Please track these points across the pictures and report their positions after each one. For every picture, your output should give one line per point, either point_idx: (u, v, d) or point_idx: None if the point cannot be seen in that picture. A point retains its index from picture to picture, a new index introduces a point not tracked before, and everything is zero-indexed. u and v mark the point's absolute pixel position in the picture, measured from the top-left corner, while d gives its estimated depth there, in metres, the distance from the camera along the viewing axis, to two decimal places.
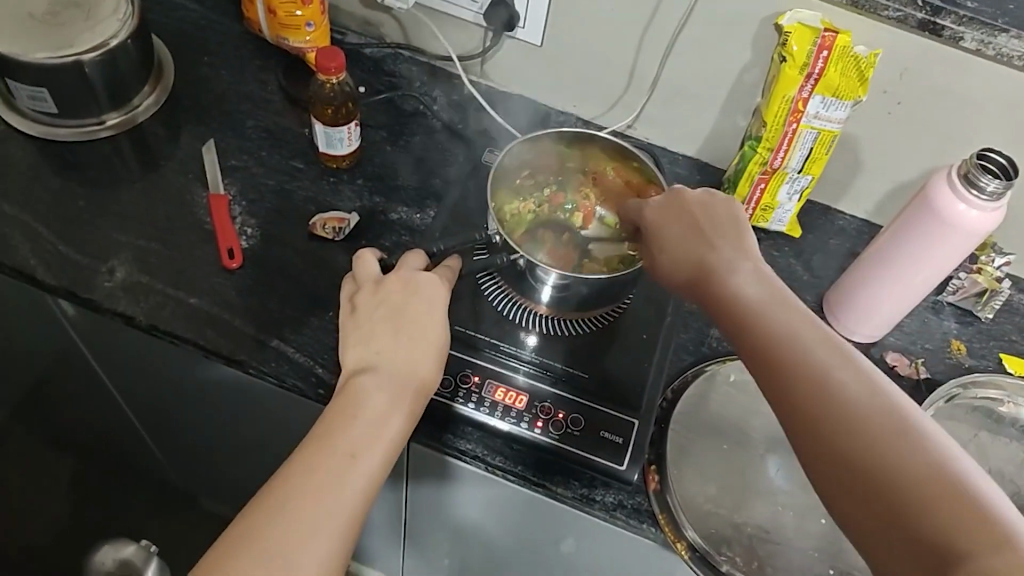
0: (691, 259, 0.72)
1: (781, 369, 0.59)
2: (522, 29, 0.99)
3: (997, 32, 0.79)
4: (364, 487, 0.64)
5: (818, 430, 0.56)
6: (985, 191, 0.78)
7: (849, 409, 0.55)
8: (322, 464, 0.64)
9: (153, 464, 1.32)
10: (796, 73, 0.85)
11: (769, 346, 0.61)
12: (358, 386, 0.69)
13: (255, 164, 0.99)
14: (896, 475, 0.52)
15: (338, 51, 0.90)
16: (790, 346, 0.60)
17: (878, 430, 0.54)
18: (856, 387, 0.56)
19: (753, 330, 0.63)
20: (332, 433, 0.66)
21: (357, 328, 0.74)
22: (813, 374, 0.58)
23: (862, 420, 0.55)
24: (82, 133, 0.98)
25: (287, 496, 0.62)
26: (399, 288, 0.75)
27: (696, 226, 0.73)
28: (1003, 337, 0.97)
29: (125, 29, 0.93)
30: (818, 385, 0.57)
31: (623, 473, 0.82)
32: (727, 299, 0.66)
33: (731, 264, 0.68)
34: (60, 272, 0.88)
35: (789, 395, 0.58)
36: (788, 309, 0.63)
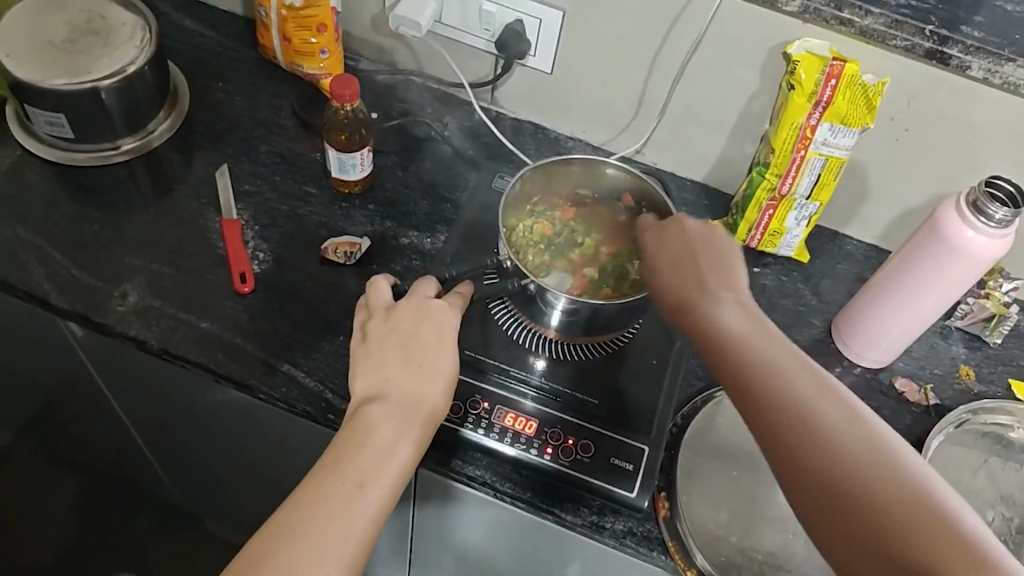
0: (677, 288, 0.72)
1: (772, 405, 0.61)
2: (533, 56, 1.00)
3: (1003, 62, 0.81)
4: (372, 515, 0.64)
5: (810, 467, 0.58)
6: (993, 219, 0.78)
7: (840, 447, 0.58)
8: (332, 492, 0.64)
9: (158, 488, 1.32)
10: (804, 100, 0.85)
11: (758, 381, 0.62)
12: (367, 414, 0.70)
13: (267, 189, 1.00)
14: (887, 514, 0.55)
15: (352, 79, 0.91)
16: (777, 382, 0.61)
17: (868, 469, 0.57)
18: (845, 427, 0.59)
19: (739, 363, 0.64)
20: (342, 461, 0.66)
21: (368, 355, 0.74)
22: (799, 408, 0.60)
23: (852, 459, 0.57)
24: (97, 158, 0.99)
25: (298, 525, 0.62)
26: (409, 314, 0.76)
27: (684, 256, 0.74)
28: (1012, 361, 0.97)
29: (143, 56, 0.94)
30: (804, 418, 0.59)
31: (634, 500, 0.82)
32: (710, 331, 0.67)
33: (718, 294, 0.69)
34: (74, 296, 0.89)
35: (779, 430, 0.60)
36: (774, 343, 0.64)
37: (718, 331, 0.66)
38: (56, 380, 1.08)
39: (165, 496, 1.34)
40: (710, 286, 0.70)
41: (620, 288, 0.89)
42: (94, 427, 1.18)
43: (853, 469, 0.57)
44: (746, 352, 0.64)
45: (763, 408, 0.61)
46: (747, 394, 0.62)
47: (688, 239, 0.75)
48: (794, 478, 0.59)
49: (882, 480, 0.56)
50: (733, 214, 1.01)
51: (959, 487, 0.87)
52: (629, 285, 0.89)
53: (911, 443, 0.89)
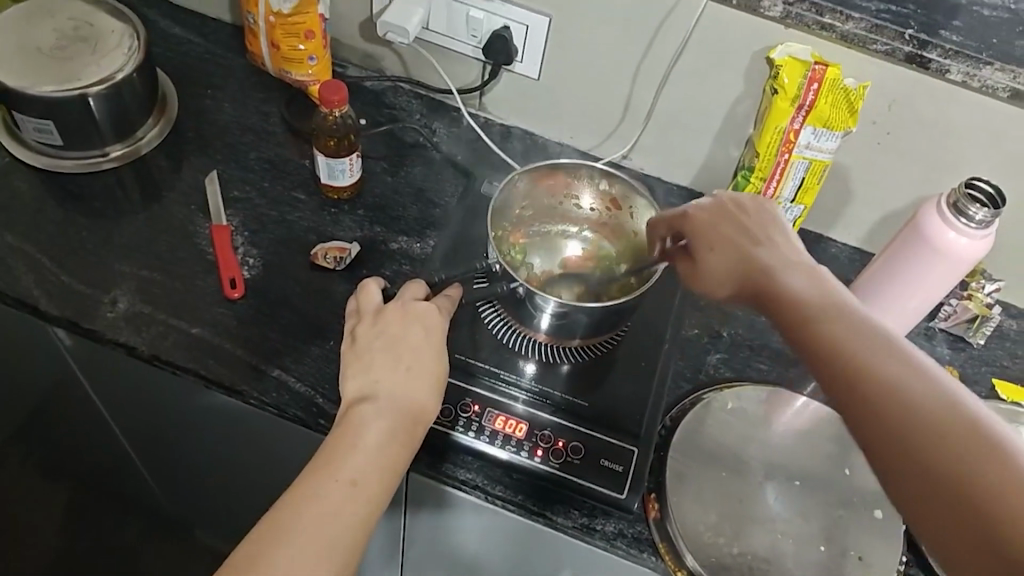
0: (732, 260, 0.69)
1: (832, 351, 0.57)
2: (520, 63, 1.01)
3: (981, 65, 0.82)
4: (361, 513, 0.65)
5: (875, 416, 0.53)
6: (974, 219, 0.79)
7: (906, 392, 0.53)
8: (323, 490, 0.65)
9: (148, 497, 1.32)
10: (788, 105, 0.87)
11: (819, 330, 0.58)
12: (356, 415, 0.70)
13: (257, 195, 1.00)
14: (963, 462, 0.50)
15: (340, 85, 0.91)
16: (845, 343, 0.57)
17: (941, 416, 0.52)
18: (912, 375, 0.54)
19: (802, 317, 0.60)
20: (332, 462, 0.67)
21: (357, 358, 0.75)
22: (870, 367, 0.55)
23: (922, 404, 0.52)
24: (86, 164, 1.00)
25: (288, 525, 0.63)
26: (398, 317, 0.76)
27: (744, 233, 0.70)
28: (995, 362, 0.99)
29: (131, 63, 0.95)
30: (875, 378, 0.54)
31: (623, 501, 0.83)
32: (779, 299, 0.63)
33: (782, 259, 0.66)
34: (63, 302, 0.89)
35: (850, 391, 0.55)
36: (840, 304, 0.60)
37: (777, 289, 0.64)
38: (45, 387, 1.08)
39: (155, 504, 1.34)
40: (768, 255, 0.67)
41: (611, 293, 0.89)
42: (84, 434, 1.17)
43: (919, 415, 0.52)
44: (811, 306, 0.61)
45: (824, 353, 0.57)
46: (810, 344, 0.59)
47: (750, 212, 0.72)
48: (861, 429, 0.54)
49: (957, 427, 0.51)
50: None
51: None
52: (620, 290, 0.89)
53: None
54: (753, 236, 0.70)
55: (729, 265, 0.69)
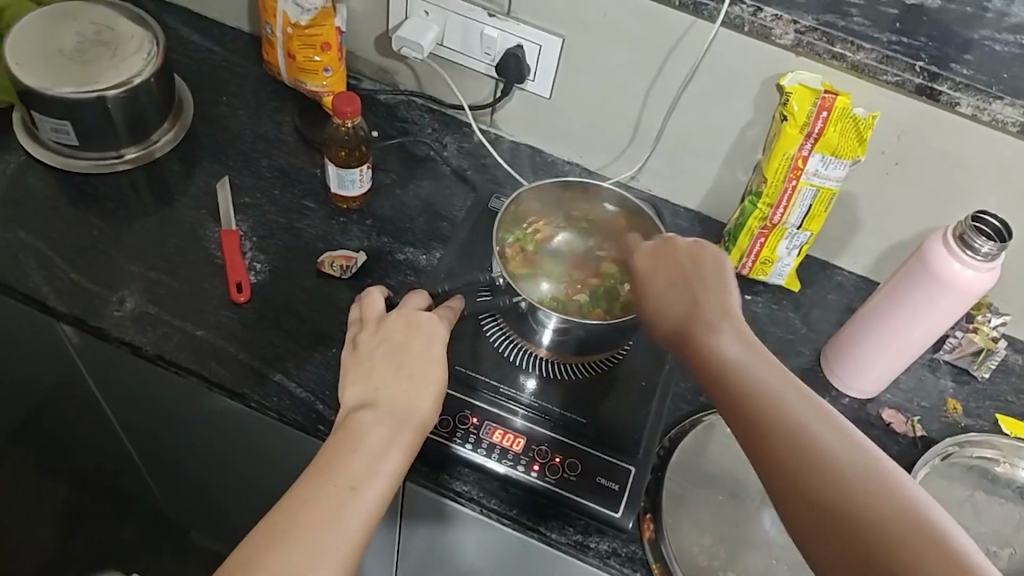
0: (674, 311, 0.71)
1: (759, 416, 0.61)
2: (533, 81, 1.02)
3: (991, 99, 0.82)
4: (361, 521, 0.65)
5: (793, 476, 0.58)
6: (980, 252, 0.80)
7: (829, 462, 0.57)
8: (322, 496, 0.65)
9: (146, 499, 1.32)
10: (796, 133, 0.88)
11: (748, 395, 0.62)
12: (357, 421, 0.70)
13: (267, 202, 1.01)
14: (878, 529, 0.54)
15: (354, 96, 0.92)
16: (770, 407, 0.61)
17: (855, 481, 0.56)
18: (832, 439, 0.58)
19: (731, 378, 0.64)
20: (332, 466, 0.67)
21: (358, 366, 0.75)
22: (792, 429, 0.59)
23: (838, 470, 0.57)
24: (101, 165, 1.01)
25: (289, 526, 0.63)
26: (400, 326, 0.77)
27: (682, 281, 0.73)
28: (999, 397, 0.98)
29: (149, 68, 0.96)
30: (797, 439, 0.59)
31: (619, 520, 0.82)
32: (708, 358, 0.66)
33: (720, 312, 0.69)
34: (71, 300, 0.90)
35: (773, 453, 0.59)
36: (767, 367, 0.64)
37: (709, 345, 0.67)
38: (48, 385, 1.08)
39: (153, 507, 1.35)
40: (709, 306, 0.69)
41: (609, 309, 0.90)
42: (84, 434, 1.18)
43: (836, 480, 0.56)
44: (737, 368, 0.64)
45: (753, 419, 0.61)
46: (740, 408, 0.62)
47: (686, 262, 0.74)
48: (787, 499, 0.58)
49: (869, 489, 0.55)
50: (725, 240, 1.02)
51: None
52: (619, 305, 0.90)
53: None
54: (693, 285, 0.72)
55: (671, 314, 0.71)
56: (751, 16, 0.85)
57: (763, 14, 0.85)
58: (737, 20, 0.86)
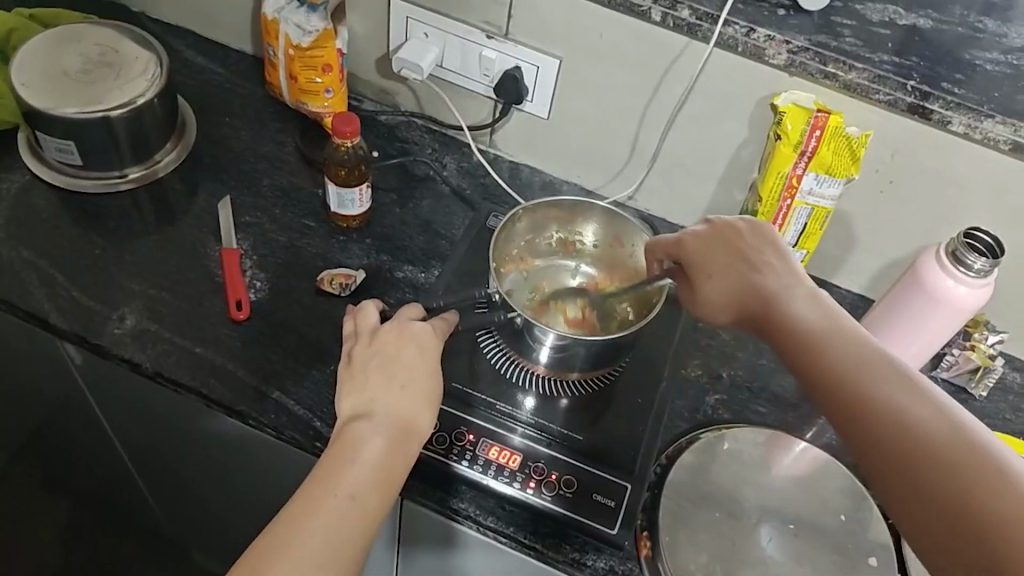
0: (729, 286, 0.74)
1: (829, 374, 0.63)
2: (530, 102, 1.04)
3: (983, 118, 0.83)
4: (362, 529, 0.66)
5: (871, 432, 0.59)
6: (972, 268, 0.80)
7: (912, 428, 0.58)
8: (321, 507, 0.66)
9: (148, 517, 1.33)
10: (791, 151, 0.89)
11: (829, 367, 0.63)
12: (353, 432, 0.71)
13: (268, 221, 1.02)
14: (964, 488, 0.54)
15: (353, 117, 0.94)
16: (838, 357, 0.64)
17: (956, 456, 0.56)
18: (932, 420, 0.58)
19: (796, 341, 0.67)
20: (330, 476, 0.68)
21: (352, 377, 0.76)
22: (869, 391, 0.61)
23: (938, 447, 0.56)
24: (103, 184, 1.02)
25: (289, 540, 0.64)
26: (393, 338, 0.77)
27: (737, 252, 0.76)
28: (996, 414, 0.98)
29: (153, 89, 0.97)
30: (876, 403, 0.60)
31: (614, 536, 0.83)
32: (777, 320, 0.69)
33: (781, 284, 0.72)
34: (73, 317, 0.91)
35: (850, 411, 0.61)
36: (837, 328, 0.66)
37: (771, 312, 0.70)
38: (50, 402, 1.09)
39: (154, 525, 1.35)
40: (772, 279, 0.72)
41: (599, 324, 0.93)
42: (86, 451, 1.18)
43: (940, 461, 0.56)
44: (813, 338, 0.66)
45: (839, 391, 0.62)
46: (809, 375, 0.64)
47: (740, 230, 0.77)
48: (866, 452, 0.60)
49: (961, 453, 0.56)
50: None
51: None
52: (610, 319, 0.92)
53: None
54: (750, 261, 0.74)
55: (724, 290, 0.74)
56: (745, 37, 0.87)
57: (756, 34, 0.86)
58: (732, 41, 0.87)
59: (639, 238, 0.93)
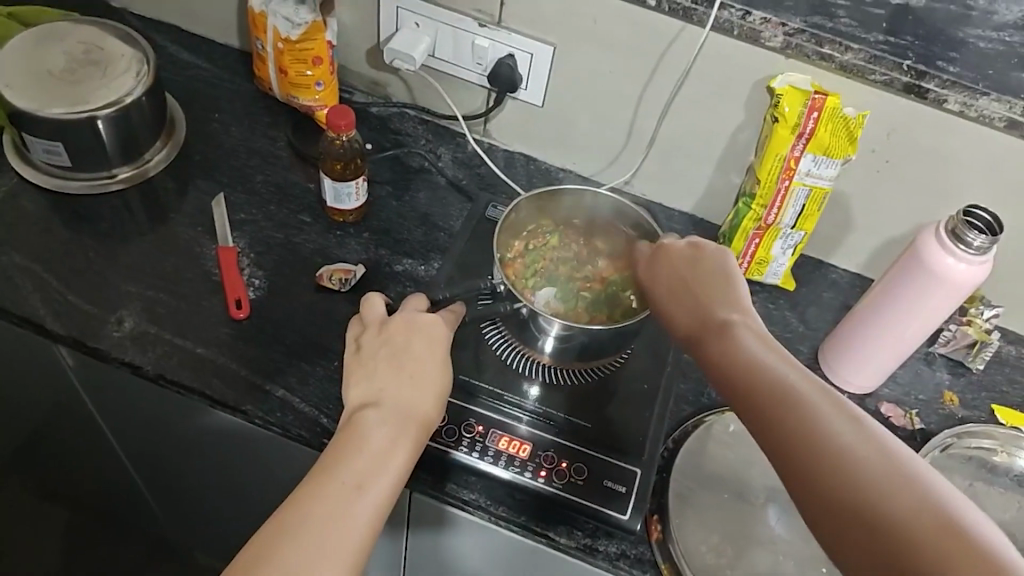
0: (680, 314, 0.74)
1: (762, 398, 0.62)
2: (524, 90, 1.03)
3: (978, 95, 0.84)
4: (369, 516, 0.65)
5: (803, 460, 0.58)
6: (972, 246, 0.80)
7: (846, 457, 0.56)
8: (328, 493, 0.65)
9: (147, 519, 1.32)
10: (788, 133, 0.89)
11: (764, 392, 0.62)
12: (362, 422, 0.70)
13: (263, 218, 1.01)
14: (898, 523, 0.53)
15: (347, 110, 0.92)
16: (772, 381, 0.62)
17: (891, 489, 0.54)
18: (867, 450, 0.57)
19: (731, 366, 0.66)
20: (337, 466, 0.67)
21: (362, 366, 0.76)
22: (807, 418, 0.59)
23: (872, 481, 0.55)
24: (94, 186, 1.00)
25: (292, 527, 0.63)
26: (400, 331, 0.77)
27: (685, 282, 0.76)
28: (995, 387, 1.00)
29: (140, 87, 0.96)
30: (812, 432, 0.58)
31: (626, 521, 0.83)
32: (715, 347, 0.68)
33: (720, 315, 0.71)
34: (69, 322, 0.90)
35: (783, 437, 0.59)
36: (776, 354, 0.65)
37: (710, 344, 0.69)
38: (46, 406, 1.08)
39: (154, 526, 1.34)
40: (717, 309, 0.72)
41: (591, 307, 0.92)
42: (83, 454, 1.17)
43: (872, 492, 0.54)
44: (746, 370, 0.64)
45: (775, 426, 0.60)
46: (741, 400, 0.63)
47: (693, 259, 0.78)
48: (797, 482, 0.58)
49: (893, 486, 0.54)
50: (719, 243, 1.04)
51: None
52: (603, 305, 0.92)
53: None
54: (698, 290, 0.75)
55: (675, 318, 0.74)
56: (740, 20, 0.86)
57: (752, 17, 0.86)
58: (727, 24, 0.87)
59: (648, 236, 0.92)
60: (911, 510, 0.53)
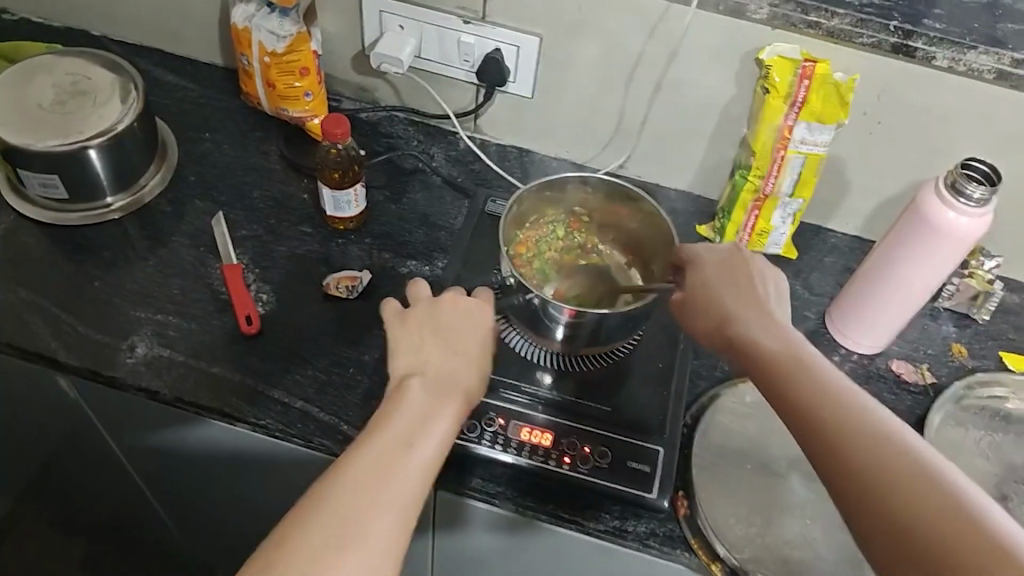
0: (703, 309, 0.75)
1: (789, 382, 0.63)
2: (513, 83, 1.04)
3: (966, 50, 0.84)
4: (418, 478, 0.64)
5: (825, 451, 0.58)
6: (972, 198, 0.81)
7: (871, 448, 0.56)
8: (378, 454, 0.64)
9: (168, 543, 1.32)
10: (780, 102, 0.90)
11: (789, 388, 0.62)
12: (409, 387, 0.70)
13: (264, 232, 1.01)
14: (917, 511, 0.53)
15: (341, 117, 0.92)
16: (800, 375, 0.63)
17: (908, 479, 0.54)
18: (883, 440, 0.57)
19: (757, 352, 0.67)
20: (382, 429, 0.66)
21: (407, 339, 0.76)
22: (832, 407, 0.59)
23: (903, 467, 0.55)
24: (91, 215, 1.00)
25: (340, 481, 0.62)
26: (451, 305, 0.78)
27: (700, 282, 0.77)
28: (1001, 336, 1.01)
29: (130, 114, 0.95)
30: (838, 419, 0.59)
31: (653, 501, 0.83)
32: (743, 343, 0.69)
33: (754, 305, 0.73)
34: (82, 352, 0.90)
35: (807, 427, 0.60)
36: (799, 349, 0.66)
37: (744, 328, 0.70)
38: (62, 438, 1.08)
39: (176, 550, 1.34)
40: (730, 305, 0.73)
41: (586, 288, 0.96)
42: (100, 481, 1.17)
43: (891, 481, 0.54)
44: (781, 369, 0.64)
45: (802, 414, 0.61)
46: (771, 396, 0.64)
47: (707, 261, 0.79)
48: (822, 467, 0.58)
49: (911, 474, 0.54)
50: (719, 218, 1.05)
51: (967, 460, 0.89)
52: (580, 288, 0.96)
53: (914, 424, 0.92)
54: (716, 291, 0.75)
55: (698, 313, 0.75)
56: None
57: None
58: None
59: (652, 219, 0.92)
60: (929, 498, 0.53)
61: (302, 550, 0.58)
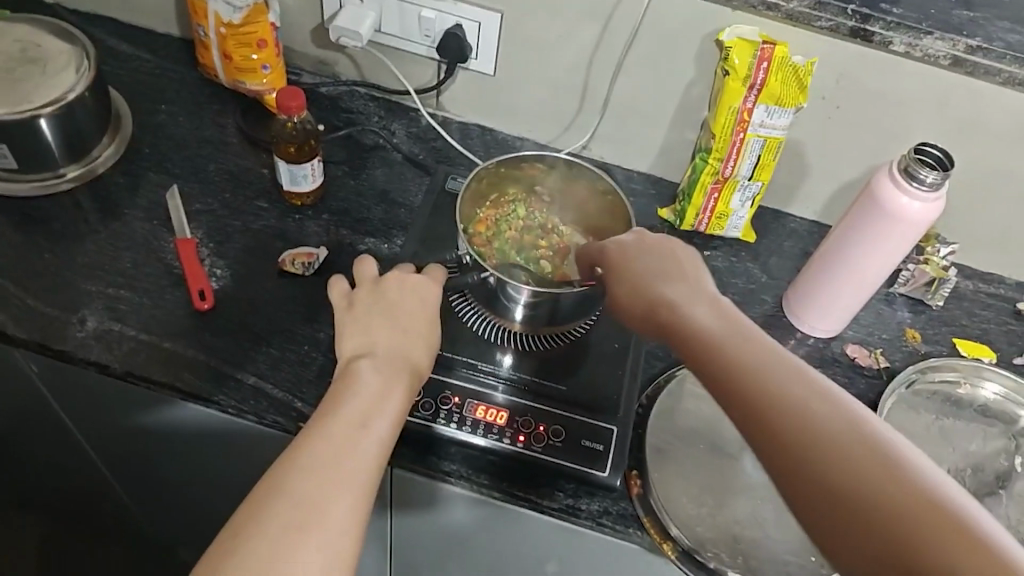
0: (638, 292, 0.72)
1: (729, 368, 0.59)
2: (474, 60, 1.03)
3: (922, 35, 0.85)
4: (375, 454, 0.64)
5: (771, 439, 0.55)
6: (925, 183, 0.81)
7: (822, 434, 0.54)
8: (332, 435, 0.63)
9: (125, 523, 1.30)
10: (739, 84, 0.89)
11: (729, 374, 0.59)
12: (356, 369, 0.70)
13: (220, 207, 1.00)
14: (875, 497, 0.50)
15: (297, 91, 0.91)
16: (741, 359, 0.60)
17: (863, 464, 0.52)
18: (832, 424, 0.54)
19: (694, 336, 0.64)
20: (331, 413, 0.65)
21: (355, 321, 0.75)
22: (775, 392, 0.56)
23: (855, 452, 0.52)
24: (42, 186, 0.98)
25: (298, 464, 0.61)
26: (398, 284, 0.78)
27: (638, 265, 0.74)
28: (955, 322, 1.02)
29: (81, 83, 0.93)
30: (783, 405, 0.56)
31: (605, 479, 0.84)
32: (681, 326, 0.65)
33: (692, 285, 0.69)
34: (30, 326, 0.88)
35: (752, 414, 0.57)
36: (738, 330, 0.62)
37: (681, 311, 0.67)
38: (12, 414, 1.06)
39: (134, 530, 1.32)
40: (666, 287, 0.70)
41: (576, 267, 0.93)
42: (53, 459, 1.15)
43: (845, 468, 0.52)
44: (721, 346, 0.61)
45: (747, 400, 0.57)
46: (710, 382, 0.60)
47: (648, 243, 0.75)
48: (771, 457, 0.55)
49: (867, 460, 0.52)
50: (680, 201, 1.05)
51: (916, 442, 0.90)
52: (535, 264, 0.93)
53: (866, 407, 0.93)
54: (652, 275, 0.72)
55: (633, 297, 0.72)
56: None
57: None
58: None
59: (609, 198, 0.93)
60: (885, 483, 0.50)
61: (267, 537, 0.57)
